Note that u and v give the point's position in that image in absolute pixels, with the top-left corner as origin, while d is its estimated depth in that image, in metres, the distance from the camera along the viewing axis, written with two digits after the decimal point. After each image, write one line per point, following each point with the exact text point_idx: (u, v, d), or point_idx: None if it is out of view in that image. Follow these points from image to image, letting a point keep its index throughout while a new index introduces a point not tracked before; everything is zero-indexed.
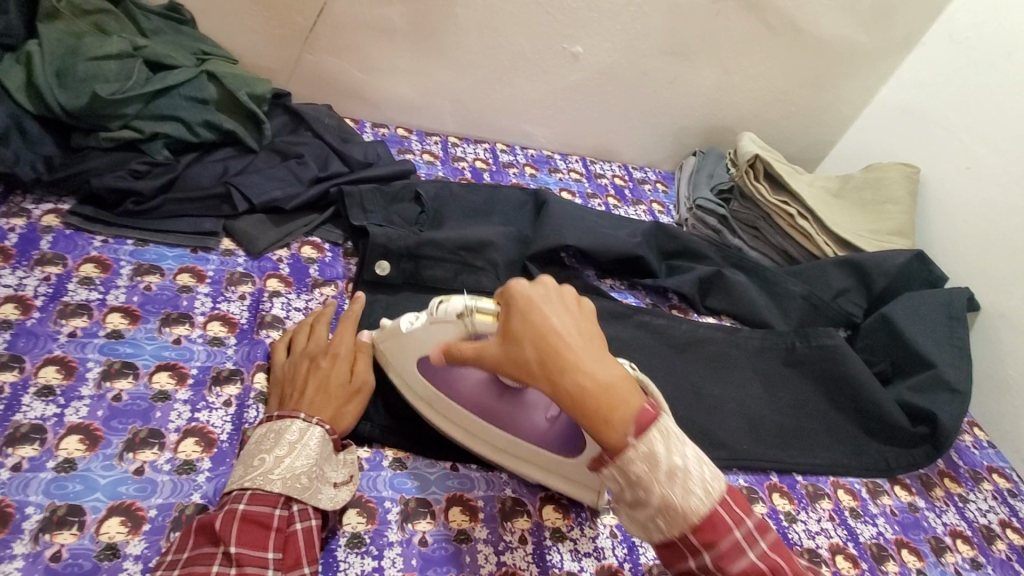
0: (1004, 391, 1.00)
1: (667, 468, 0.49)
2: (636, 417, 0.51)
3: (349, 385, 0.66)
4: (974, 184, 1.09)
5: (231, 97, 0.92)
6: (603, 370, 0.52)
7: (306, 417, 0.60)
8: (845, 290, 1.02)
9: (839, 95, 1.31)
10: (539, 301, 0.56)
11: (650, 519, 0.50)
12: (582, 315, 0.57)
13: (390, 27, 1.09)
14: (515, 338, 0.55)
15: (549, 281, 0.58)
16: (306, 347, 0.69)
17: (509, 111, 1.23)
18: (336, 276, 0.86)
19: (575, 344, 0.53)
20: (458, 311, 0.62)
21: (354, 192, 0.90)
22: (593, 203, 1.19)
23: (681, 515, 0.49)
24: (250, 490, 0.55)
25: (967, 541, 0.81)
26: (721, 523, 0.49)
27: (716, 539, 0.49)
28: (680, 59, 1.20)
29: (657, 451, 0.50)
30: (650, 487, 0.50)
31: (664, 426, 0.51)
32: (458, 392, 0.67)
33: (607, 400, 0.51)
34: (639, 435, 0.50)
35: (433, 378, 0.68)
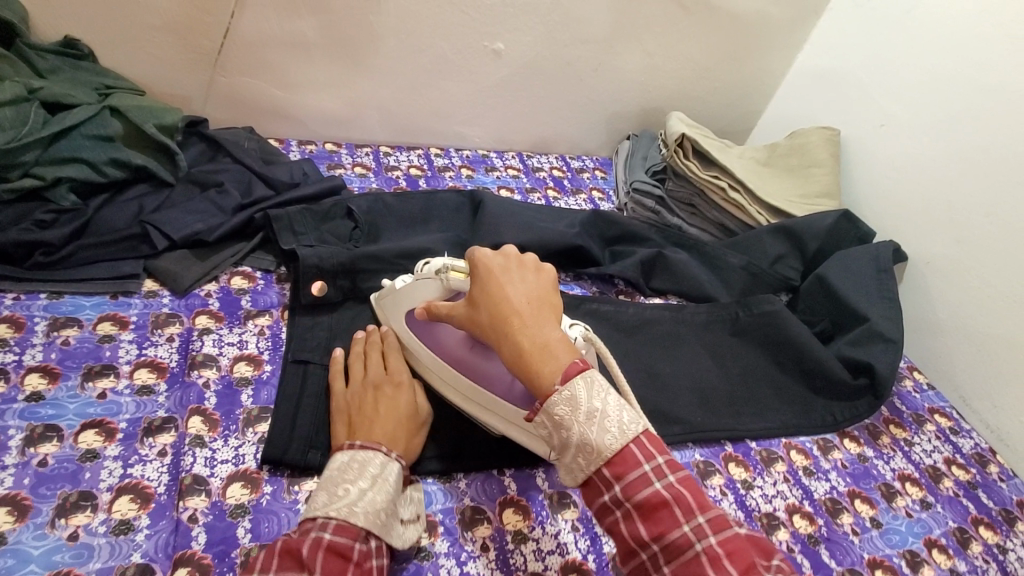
0: (935, 334, 1.05)
1: (585, 409, 0.48)
2: (566, 369, 0.50)
3: (416, 418, 0.68)
4: (890, 139, 1.14)
5: (137, 130, 0.88)
6: (541, 331, 0.53)
7: (386, 451, 0.61)
8: (781, 256, 1.05)
9: (760, 65, 1.34)
10: (498, 268, 0.59)
11: (573, 460, 0.49)
12: (540, 283, 0.58)
13: (303, 41, 1.05)
14: (476, 302, 0.59)
15: (514, 252, 0.61)
16: (368, 375, 0.70)
17: (438, 114, 1.21)
18: (271, 304, 0.83)
19: (517, 303, 0.55)
20: (436, 269, 0.70)
21: (282, 215, 0.87)
22: (533, 197, 1.19)
23: (596, 450, 0.48)
24: (336, 520, 0.53)
25: (915, 483, 0.85)
26: (629, 455, 0.48)
27: (624, 471, 0.47)
28: (602, 46, 1.20)
29: (578, 394, 0.49)
30: (571, 427, 0.49)
31: (591, 376, 0.50)
32: (438, 344, 0.72)
33: (543, 357, 0.51)
34: (565, 383, 0.50)
35: (416, 331, 0.74)
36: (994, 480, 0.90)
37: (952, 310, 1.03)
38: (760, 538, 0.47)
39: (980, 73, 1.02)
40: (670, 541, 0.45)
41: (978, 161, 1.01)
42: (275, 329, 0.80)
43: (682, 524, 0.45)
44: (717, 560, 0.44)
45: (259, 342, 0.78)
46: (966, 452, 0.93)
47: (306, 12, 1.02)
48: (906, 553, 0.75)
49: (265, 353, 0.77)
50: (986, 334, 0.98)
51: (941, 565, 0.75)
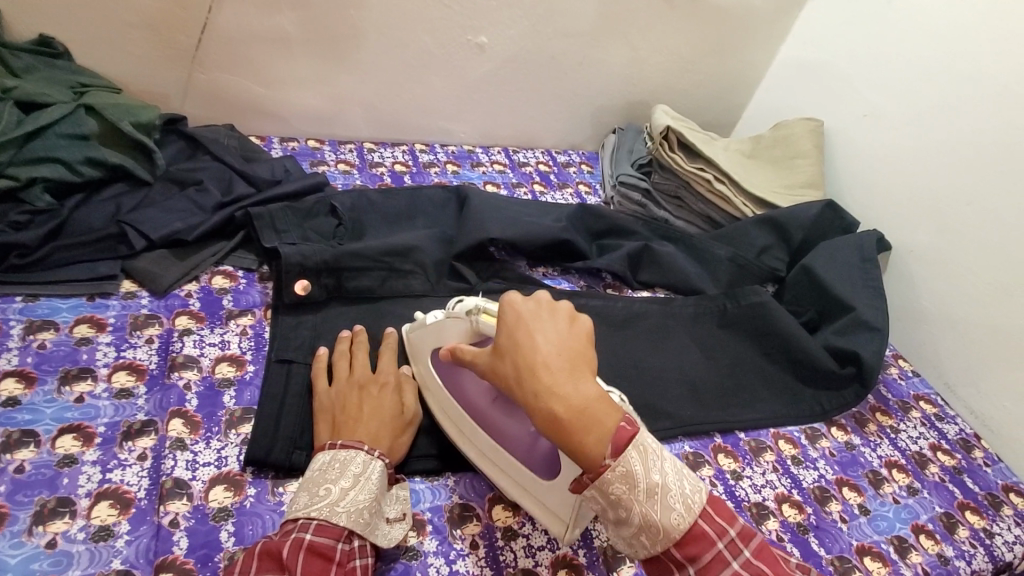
0: (919, 322, 1.06)
1: (647, 487, 0.49)
2: (614, 438, 0.49)
3: (402, 417, 0.67)
4: (873, 130, 1.14)
5: (113, 129, 0.86)
6: (580, 390, 0.51)
7: (369, 449, 0.60)
8: (767, 247, 1.05)
9: (744, 58, 1.34)
10: (527, 318, 0.55)
11: (633, 535, 0.50)
12: (573, 333, 0.55)
13: (283, 36, 1.03)
14: (501, 354, 0.55)
15: (541, 296, 0.57)
16: (354, 374, 0.70)
17: (422, 110, 1.20)
18: (253, 304, 0.82)
19: (550, 360, 0.52)
20: (468, 309, 0.66)
21: (262, 212, 0.85)
22: (519, 192, 1.18)
23: (662, 531, 0.49)
24: (317, 520, 0.54)
25: (902, 469, 0.85)
26: (702, 535, 0.49)
27: (699, 553, 0.49)
28: (586, 40, 1.20)
29: (633, 469, 0.49)
30: (630, 507, 0.49)
31: (642, 444, 0.50)
32: (462, 391, 0.68)
33: (583, 424, 0.49)
34: (616, 456, 0.49)
35: (441, 373, 0.70)
36: (980, 465, 0.91)
37: (935, 298, 1.04)
38: None
39: (960, 63, 1.02)
40: None
41: (959, 151, 1.01)
42: (257, 328, 0.79)
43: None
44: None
45: (241, 342, 0.77)
46: (952, 438, 0.94)
47: (285, 7, 1.00)
48: (894, 540, 0.76)
49: (247, 353, 0.76)
50: (968, 321, 0.99)
51: (929, 551, 0.76)
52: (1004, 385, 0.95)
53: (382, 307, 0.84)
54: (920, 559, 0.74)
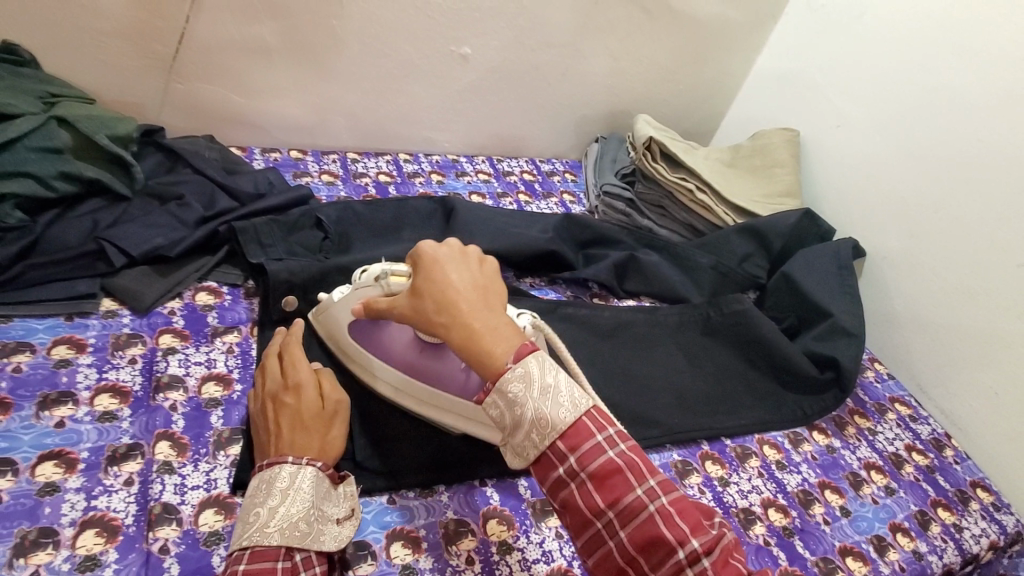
0: (893, 324, 1.10)
1: (540, 385, 0.50)
2: (517, 350, 0.52)
3: (323, 411, 0.64)
4: (847, 139, 1.18)
5: (89, 142, 0.84)
6: (489, 317, 0.54)
7: (294, 460, 0.58)
8: (749, 255, 1.08)
9: (722, 68, 1.37)
10: (439, 259, 0.58)
11: (526, 438, 0.50)
12: (483, 273, 0.58)
13: (264, 46, 1.02)
14: (420, 297, 0.57)
15: (455, 242, 0.60)
16: (266, 387, 0.66)
17: (406, 119, 1.20)
18: (239, 320, 0.81)
19: (462, 291, 0.55)
20: (376, 276, 0.72)
21: (247, 227, 0.84)
22: (504, 202, 1.18)
23: (550, 425, 0.49)
24: (250, 547, 0.53)
25: (880, 470, 0.88)
26: (582, 428, 0.50)
27: (579, 443, 0.49)
28: (568, 50, 1.21)
29: (531, 371, 0.50)
30: (524, 404, 0.50)
31: (542, 355, 0.52)
32: (384, 351, 0.74)
33: (495, 338, 0.53)
34: (517, 361, 0.51)
35: (360, 335, 0.75)
36: (951, 462, 0.94)
37: (907, 301, 1.07)
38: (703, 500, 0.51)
39: (926, 75, 1.06)
40: (625, 505, 0.48)
41: (926, 160, 1.05)
42: (245, 346, 0.78)
43: (636, 488, 0.49)
44: (669, 518, 0.48)
45: (228, 360, 0.75)
46: (925, 438, 0.97)
47: (265, 16, 0.99)
48: (873, 539, 0.79)
49: (235, 371, 0.75)
50: (938, 323, 1.03)
51: (905, 548, 0.79)
52: (972, 385, 0.99)
53: None
54: (897, 556, 0.77)
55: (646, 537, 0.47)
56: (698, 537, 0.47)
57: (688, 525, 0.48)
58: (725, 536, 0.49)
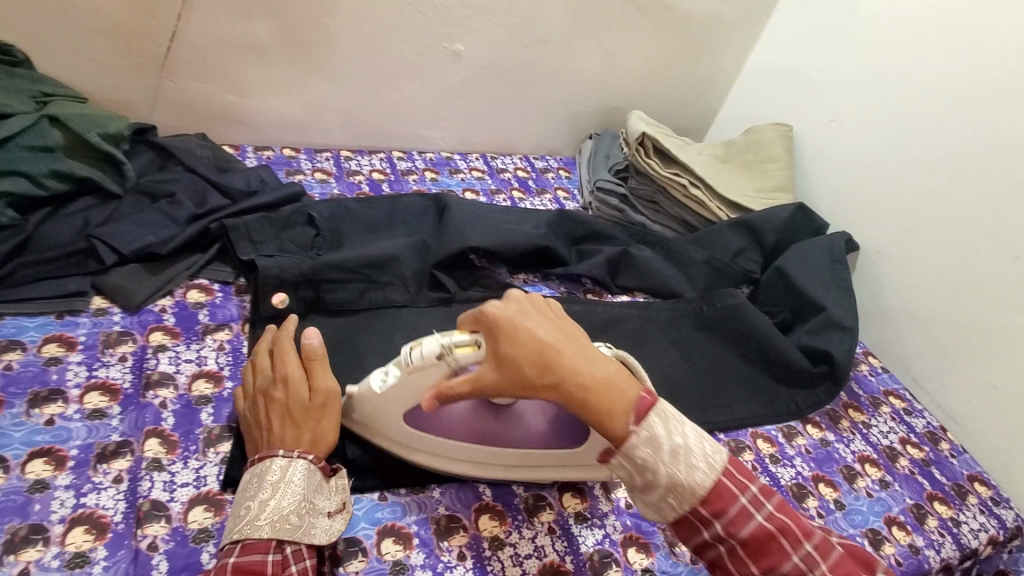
0: (887, 318, 1.10)
1: (669, 448, 0.53)
2: (635, 406, 0.55)
3: (313, 405, 0.63)
4: (840, 134, 1.18)
5: (80, 140, 0.83)
6: (595, 371, 0.57)
7: (285, 453, 0.59)
8: (742, 250, 1.08)
9: (715, 64, 1.37)
10: (517, 318, 0.59)
11: (662, 498, 0.53)
12: (560, 323, 0.61)
13: (256, 44, 1.02)
14: (509, 361, 0.58)
15: (519, 295, 0.62)
16: (257, 380, 0.66)
17: (399, 117, 1.20)
18: (230, 318, 0.80)
19: (557, 348, 0.57)
20: (435, 353, 0.60)
21: (238, 224, 0.84)
22: (498, 199, 1.18)
23: (689, 490, 0.52)
24: (241, 539, 0.54)
25: (874, 464, 0.88)
26: (725, 491, 0.52)
27: (724, 507, 0.52)
28: (561, 47, 1.21)
29: (657, 432, 0.53)
30: (657, 469, 0.52)
31: (661, 409, 0.55)
32: (452, 429, 0.67)
33: (610, 394, 0.55)
34: (640, 422, 0.54)
35: (425, 424, 0.67)
36: (946, 456, 0.94)
37: (901, 295, 1.07)
38: (856, 550, 0.53)
39: (919, 70, 1.06)
40: (782, 571, 0.51)
41: (919, 154, 1.05)
42: (236, 343, 0.78)
43: (791, 555, 0.51)
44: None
45: (219, 357, 0.75)
46: (920, 431, 0.97)
47: (257, 14, 0.99)
48: (868, 532, 0.78)
49: (226, 368, 0.74)
50: (932, 317, 1.03)
51: (900, 541, 0.78)
52: (967, 378, 0.99)
53: (363, 318, 0.84)
54: (893, 550, 0.77)
55: None
56: None
57: None
58: None
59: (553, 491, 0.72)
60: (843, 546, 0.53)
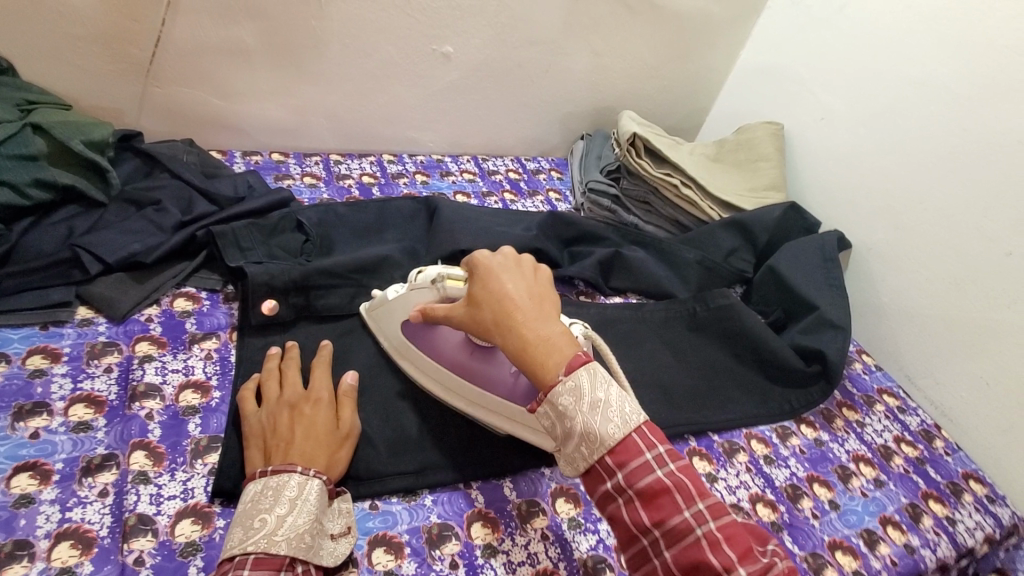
0: (880, 316, 1.10)
1: (590, 399, 0.51)
2: (569, 361, 0.53)
3: (338, 432, 0.66)
4: (831, 132, 1.18)
5: (64, 148, 0.82)
6: (546, 326, 0.56)
7: (303, 470, 0.58)
8: (734, 249, 1.08)
9: (706, 63, 1.37)
10: (496, 267, 0.60)
11: (575, 449, 0.52)
12: (536, 281, 0.60)
13: (243, 48, 1.01)
14: (477, 304, 0.60)
15: (509, 251, 0.63)
16: (284, 394, 0.67)
17: (389, 120, 1.19)
18: (218, 326, 0.79)
19: (519, 300, 0.57)
20: (432, 279, 0.71)
21: (225, 230, 0.82)
22: (489, 201, 1.18)
23: (598, 439, 0.51)
24: (256, 553, 0.52)
25: (869, 463, 0.88)
26: (631, 445, 0.50)
27: (628, 460, 0.50)
28: (552, 48, 1.20)
29: (581, 384, 0.52)
30: (573, 416, 0.51)
31: (593, 366, 0.53)
32: (438, 352, 0.76)
33: (548, 350, 0.54)
34: (569, 374, 0.52)
35: (415, 337, 0.77)
36: (941, 454, 0.94)
37: (894, 293, 1.07)
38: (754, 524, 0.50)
39: (909, 67, 1.06)
40: (672, 527, 0.48)
41: (910, 152, 1.05)
42: (223, 352, 0.77)
43: (683, 511, 0.49)
44: (716, 545, 0.47)
45: (206, 367, 0.74)
46: (914, 429, 0.97)
47: (243, 18, 0.98)
48: (863, 532, 0.78)
49: (213, 378, 0.73)
50: (925, 315, 1.03)
51: (896, 541, 0.78)
52: (960, 375, 0.99)
53: (353, 325, 0.83)
54: (888, 550, 0.77)
55: (691, 560, 0.47)
56: (745, 566, 0.46)
57: (736, 552, 0.47)
58: (777, 565, 0.47)
59: (546, 497, 0.71)
60: (743, 518, 0.50)
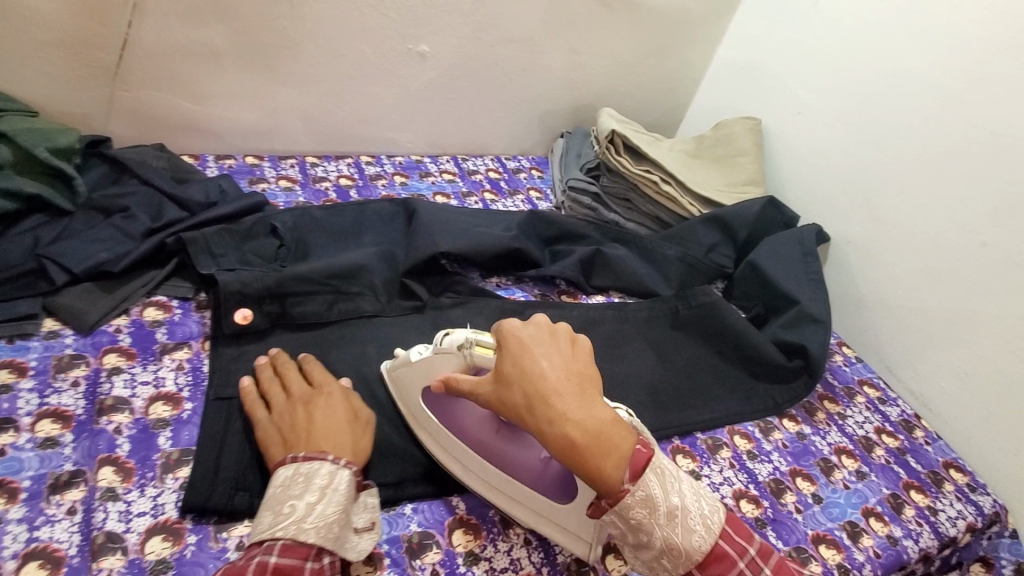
0: (860, 308, 1.11)
1: (666, 509, 0.53)
2: (629, 461, 0.54)
3: (357, 419, 0.66)
4: (808, 126, 1.19)
5: (28, 155, 0.79)
6: (592, 414, 0.55)
7: (333, 459, 0.59)
8: (714, 245, 1.08)
9: (684, 59, 1.37)
10: (529, 346, 0.58)
11: (654, 558, 0.55)
12: (572, 358, 0.59)
13: (213, 50, 0.99)
14: (508, 383, 0.58)
15: (540, 325, 0.60)
16: (294, 394, 0.67)
17: (365, 120, 1.17)
18: (190, 335, 0.78)
19: (557, 385, 0.56)
20: (459, 344, 0.66)
21: (196, 237, 0.80)
22: (470, 201, 1.17)
23: (683, 553, 0.53)
24: (284, 539, 0.53)
25: (851, 455, 0.89)
26: (724, 555, 0.54)
27: (721, 571, 0.53)
28: (529, 45, 1.20)
29: (654, 493, 0.53)
30: (651, 531, 0.53)
31: (658, 466, 0.54)
32: (461, 426, 0.68)
33: (600, 448, 0.53)
34: (635, 481, 0.53)
35: (436, 409, 0.70)
36: (921, 444, 0.95)
37: (873, 286, 1.08)
38: None
39: (882, 61, 1.07)
40: None
41: (885, 145, 1.06)
42: (196, 362, 0.75)
43: None
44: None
45: (177, 378, 0.73)
46: (894, 419, 0.98)
47: (212, 19, 0.96)
48: (846, 525, 0.79)
49: (185, 389, 0.72)
50: (903, 306, 1.04)
51: (878, 532, 0.79)
52: (938, 366, 1.00)
53: (331, 331, 0.81)
54: (871, 541, 0.77)
55: None
56: None
57: None
58: None
59: None
60: None
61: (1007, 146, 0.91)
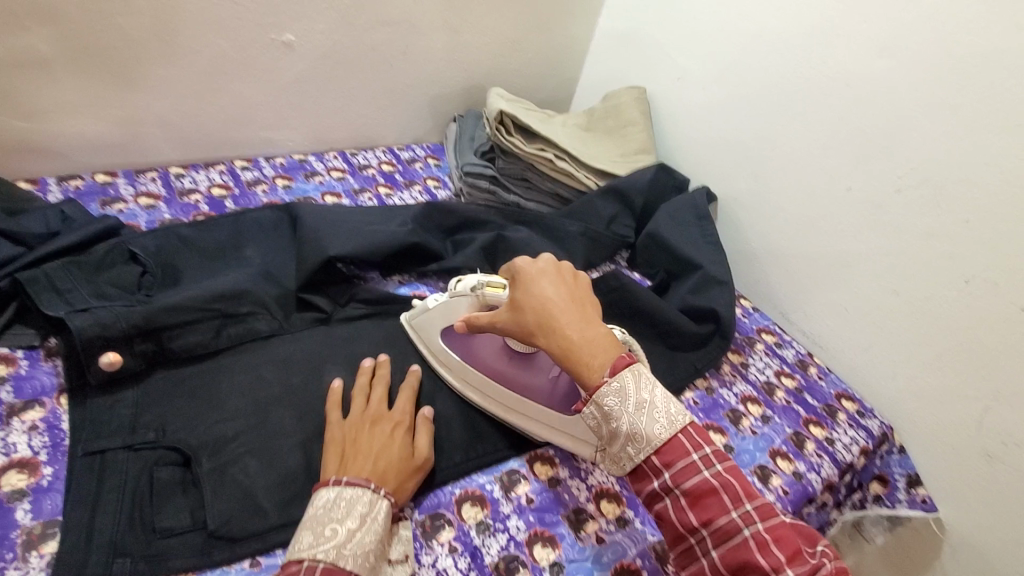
0: (753, 261, 1.17)
1: (635, 400, 0.57)
2: (615, 363, 0.59)
3: (413, 461, 0.66)
4: (689, 91, 1.22)
5: None
6: (586, 326, 0.62)
7: (375, 488, 0.59)
8: (614, 216, 1.10)
9: (568, 32, 1.36)
10: (536, 273, 0.67)
11: (621, 448, 0.58)
12: (576, 287, 0.67)
13: (37, 57, 0.85)
14: (519, 307, 0.67)
15: (550, 260, 0.69)
16: (369, 408, 0.69)
17: (236, 122, 1.07)
18: (42, 391, 0.68)
19: (559, 305, 0.64)
20: (472, 286, 0.78)
21: (35, 275, 0.69)
22: (364, 198, 1.10)
23: (646, 438, 0.57)
24: (324, 562, 0.52)
25: (756, 401, 0.94)
26: (679, 446, 0.57)
27: (675, 459, 0.57)
28: (405, 27, 1.13)
29: (626, 385, 0.58)
30: (620, 416, 0.57)
31: (637, 368, 0.59)
32: (478, 358, 0.80)
33: (593, 353, 0.61)
34: (614, 375, 0.58)
35: (454, 344, 0.81)
36: (815, 380, 1.03)
37: (762, 240, 1.14)
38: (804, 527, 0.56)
39: (748, 22, 1.11)
40: (719, 526, 0.54)
41: (759, 104, 1.11)
42: (55, 419, 0.65)
43: (729, 511, 0.54)
44: (765, 544, 0.52)
45: (32, 441, 0.63)
46: (791, 361, 1.05)
47: (27, 20, 0.82)
48: (757, 469, 0.83)
49: (43, 453, 0.62)
50: (790, 255, 1.10)
51: (785, 471, 0.84)
52: (824, 307, 1.07)
53: (219, 360, 0.74)
54: (779, 481, 0.83)
55: (738, 560, 0.52)
56: (794, 566, 0.51)
57: (785, 553, 0.51)
58: (824, 565, 0.51)
59: (451, 507, 0.69)
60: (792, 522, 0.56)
61: (859, 95, 0.97)
